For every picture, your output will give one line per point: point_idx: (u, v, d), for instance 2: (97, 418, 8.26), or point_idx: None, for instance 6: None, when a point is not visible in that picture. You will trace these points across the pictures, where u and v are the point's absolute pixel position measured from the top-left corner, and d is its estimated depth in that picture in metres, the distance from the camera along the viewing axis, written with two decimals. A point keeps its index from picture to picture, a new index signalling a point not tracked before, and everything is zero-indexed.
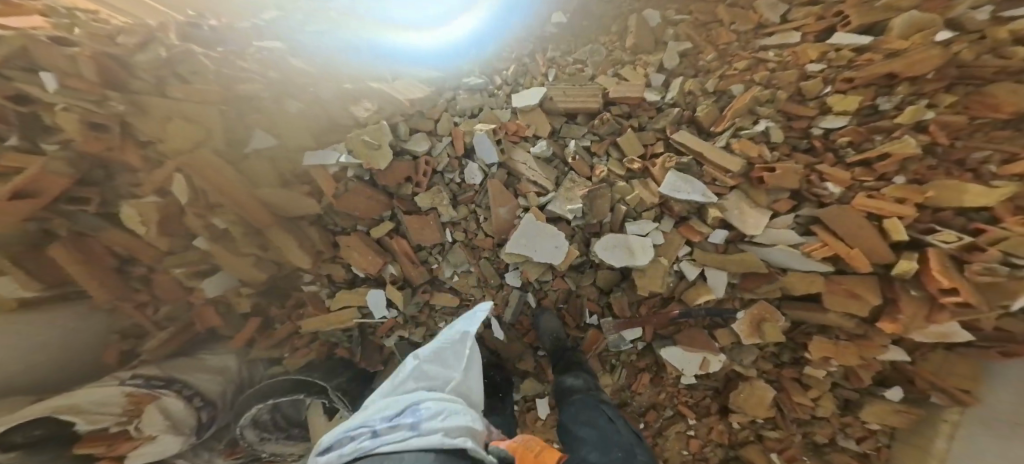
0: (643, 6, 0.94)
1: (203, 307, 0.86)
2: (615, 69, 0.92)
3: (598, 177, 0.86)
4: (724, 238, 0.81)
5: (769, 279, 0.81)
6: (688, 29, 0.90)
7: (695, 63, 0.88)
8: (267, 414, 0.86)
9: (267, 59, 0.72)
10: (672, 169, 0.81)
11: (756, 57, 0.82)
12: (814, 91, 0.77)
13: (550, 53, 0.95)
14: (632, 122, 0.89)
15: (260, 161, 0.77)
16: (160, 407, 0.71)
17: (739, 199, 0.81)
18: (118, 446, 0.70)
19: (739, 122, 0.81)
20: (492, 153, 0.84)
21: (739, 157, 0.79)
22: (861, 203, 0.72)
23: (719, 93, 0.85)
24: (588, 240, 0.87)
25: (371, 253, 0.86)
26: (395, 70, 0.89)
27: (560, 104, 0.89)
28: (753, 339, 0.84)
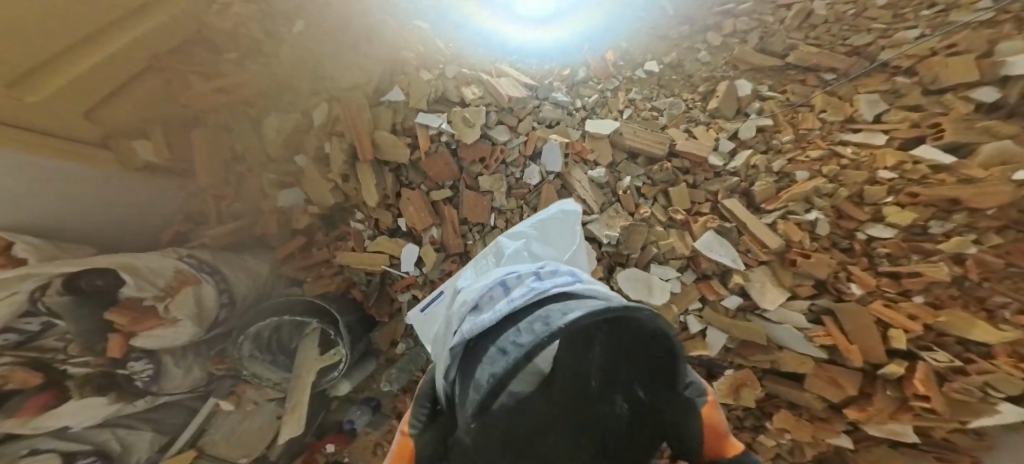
0: (738, 75, 1.06)
1: (269, 214, 0.98)
2: (687, 125, 1.02)
3: (640, 215, 0.94)
4: (738, 304, 0.87)
5: (765, 351, 0.87)
6: (774, 107, 1.00)
7: (770, 140, 0.97)
8: (267, 331, 0.87)
9: (424, 45, 0.96)
10: (713, 229, 0.90)
11: (831, 149, 0.90)
12: (877, 196, 0.83)
13: (633, 94, 1.06)
14: (687, 178, 0.97)
15: (387, 110, 0.92)
16: (196, 293, 0.79)
17: (764, 274, 0.87)
18: (143, 321, 0.72)
19: (791, 206, 0.88)
20: (556, 163, 0.95)
21: (780, 237, 0.86)
22: (877, 308, 0.78)
23: (782, 175, 0.92)
24: (612, 268, 0.94)
25: (424, 212, 0.95)
26: (489, 53, 1.06)
27: (627, 141, 0.99)
28: (727, 399, 0.88)
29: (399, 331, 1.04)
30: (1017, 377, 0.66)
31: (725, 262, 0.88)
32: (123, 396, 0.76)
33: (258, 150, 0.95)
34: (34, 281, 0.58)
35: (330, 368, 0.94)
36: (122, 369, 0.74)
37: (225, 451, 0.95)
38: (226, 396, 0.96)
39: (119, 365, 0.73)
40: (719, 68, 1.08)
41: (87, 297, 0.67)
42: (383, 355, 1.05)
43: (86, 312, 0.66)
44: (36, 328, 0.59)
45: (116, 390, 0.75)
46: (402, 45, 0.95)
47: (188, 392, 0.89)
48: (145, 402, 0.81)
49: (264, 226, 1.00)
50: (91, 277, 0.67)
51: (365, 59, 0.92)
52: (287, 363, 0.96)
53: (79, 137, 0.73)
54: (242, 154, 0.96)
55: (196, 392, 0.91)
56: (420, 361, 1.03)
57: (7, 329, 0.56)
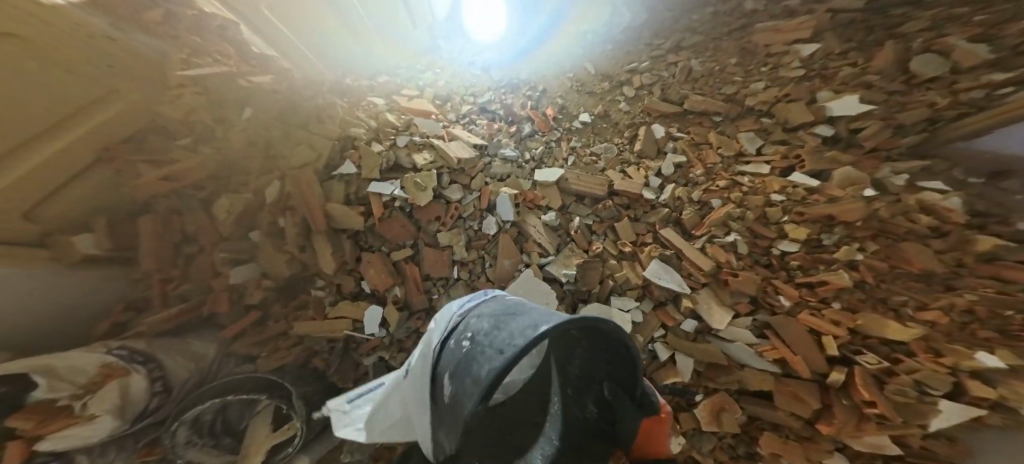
0: (653, 121, 1.22)
1: (219, 292, 0.94)
2: (622, 166, 1.13)
3: (593, 252, 1.02)
4: (694, 327, 0.92)
5: (727, 371, 0.87)
6: (684, 145, 1.15)
7: (688, 175, 1.10)
8: (209, 413, 0.81)
9: (373, 114, 1.04)
10: (656, 258, 0.99)
11: (733, 180, 1.04)
12: (776, 215, 0.95)
13: (574, 143, 1.17)
14: (630, 212, 1.07)
15: (338, 182, 0.95)
16: (121, 384, 0.67)
17: (709, 295, 0.94)
18: (48, 423, 0.57)
19: (713, 231, 0.99)
20: (510, 213, 1.00)
21: (709, 258, 0.96)
22: (805, 318, 0.84)
23: (702, 204, 1.04)
24: (576, 305, 1.00)
25: (384, 272, 0.96)
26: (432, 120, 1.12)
27: (574, 185, 1.08)
28: (712, 427, 0.82)
29: None
30: (943, 373, 0.68)
31: (673, 288, 0.95)
32: None
33: (208, 228, 0.92)
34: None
35: (284, 444, 0.83)
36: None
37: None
38: None
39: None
40: (636, 115, 1.24)
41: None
42: None
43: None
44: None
45: None
46: (351, 123, 1.02)
47: None
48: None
49: (212, 305, 0.94)
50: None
51: (317, 137, 0.98)
52: (231, 444, 0.82)
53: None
54: (194, 229, 0.92)
55: None
56: None
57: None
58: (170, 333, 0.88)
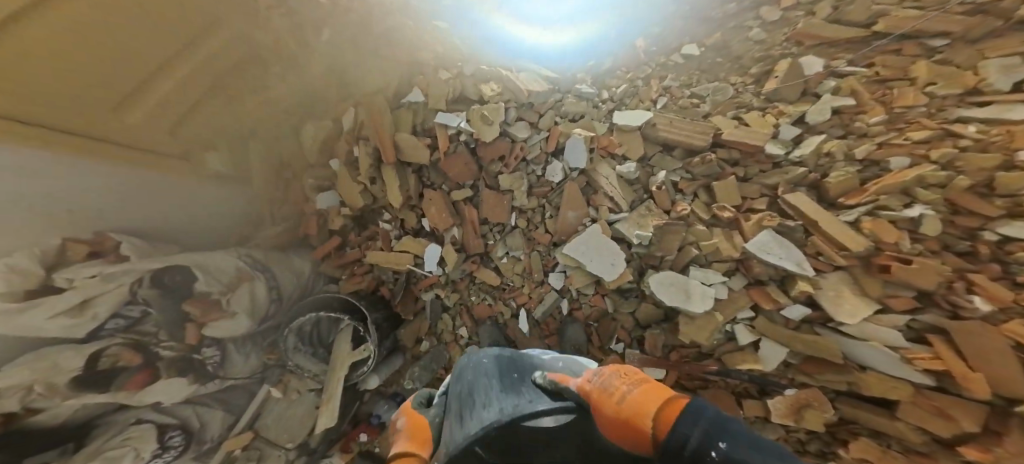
0: (803, 51, 0.88)
1: (311, 216, 1.05)
2: (736, 111, 0.90)
3: (676, 213, 0.86)
4: (802, 315, 0.78)
5: (840, 370, 0.76)
6: (856, 82, 0.82)
7: (852, 123, 0.81)
8: (309, 326, 0.95)
9: (441, 38, 0.97)
10: (770, 228, 0.80)
11: (945, 128, 0.73)
12: (1017, 184, 0.65)
13: (667, 81, 0.96)
14: (736, 170, 0.87)
15: (407, 111, 0.94)
16: (250, 291, 0.86)
17: (840, 279, 0.76)
18: (209, 314, 0.77)
19: (884, 200, 0.74)
20: (580, 159, 0.89)
21: (868, 239, 0.74)
22: (1012, 329, 0.63)
23: (868, 164, 0.78)
24: (643, 271, 0.89)
25: (445, 213, 0.95)
26: (492, 56, 1.00)
27: (662, 132, 0.89)
28: (787, 420, 0.80)
29: (424, 329, 1.05)
30: None
31: (788, 267, 0.78)
32: (199, 378, 0.78)
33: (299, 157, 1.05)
34: (128, 276, 0.65)
35: (361, 363, 0.95)
36: (197, 355, 0.78)
37: (275, 435, 0.92)
38: (276, 383, 0.96)
39: (195, 351, 0.77)
40: (775, 46, 0.90)
41: (166, 290, 0.72)
42: (409, 352, 1.06)
43: (168, 303, 0.72)
44: (137, 315, 0.67)
45: (193, 372, 0.77)
46: (422, 46, 0.96)
47: (248, 376, 0.90)
48: (215, 385, 0.83)
49: (305, 228, 1.07)
50: (161, 275, 0.71)
51: (388, 63, 0.97)
52: (325, 355, 0.99)
53: (157, 145, 0.77)
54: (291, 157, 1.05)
55: (255, 377, 0.92)
56: (443, 359, 1.02)
57: (115, 314, 0.64)
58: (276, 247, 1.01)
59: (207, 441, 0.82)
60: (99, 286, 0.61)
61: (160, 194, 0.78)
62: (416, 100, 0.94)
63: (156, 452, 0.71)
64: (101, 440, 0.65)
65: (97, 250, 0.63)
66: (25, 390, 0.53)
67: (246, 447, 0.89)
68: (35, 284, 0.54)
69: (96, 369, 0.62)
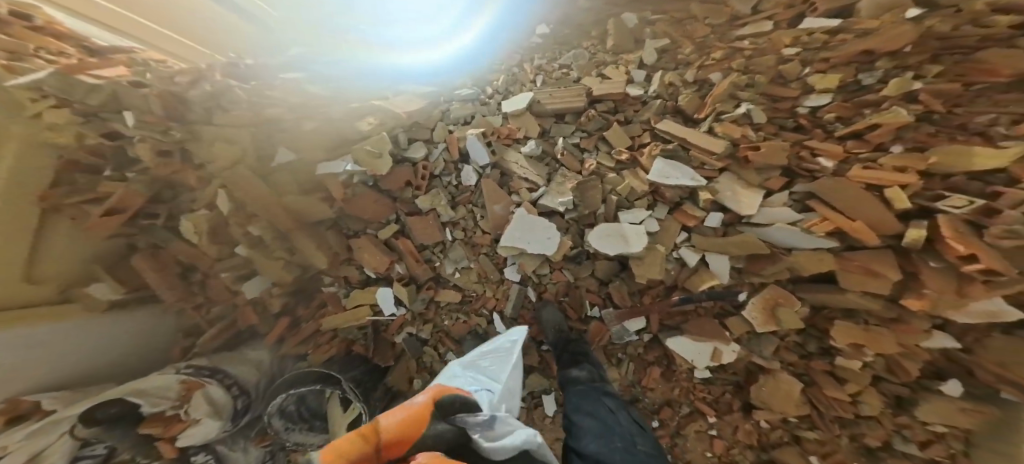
0: (620, 11, 1.06)
1: (245, 308, 0.93)
2: (597, 70, 1.00)
3: (588, 170, 0.93)
4: (721, 220, 0.87)
5: (774, 260, 0.85)
6: (665, 27, 1.00)
7: (676, 57, 0.97)
8: (292, 404, 0.82)
9: (293, 88, 0.89)
10: (659, 156, 0.89)
11: (733, 47, 0.92)
12: (794, 72, 0.85)
13: (537, 61, 1.03)
14: (618, 117, 0.96)
15: (284, 173, 0.88)
16: (207, 395, 0.74)
17: (729, 180, 0.88)
18: (172, 426, 0.71)
19: (720, 107, 0.89)
20: (483, 155, 0.92)
21: (721, 139, 0.87)
22: (860, 175, 0.75)
23: (700, 83, 0.93)
24: (583, 233, 0.93)
25: (379, 252, 0.92)
26: (381, 91, 1.01)
27: (547, 106, 0.96)
28: (771, 327, 0.88)
29: (412, 368, 0.99)
30: None
31: (686, 184, 0.87)
32: None
33: (196, 252, 0.89)
34: (64, 422, 0.63)
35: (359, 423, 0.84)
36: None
37: None
38: None
39: (183, 462, 0.74)
40: (598, 12, 1.07)
41: (111, 423, 0.68)
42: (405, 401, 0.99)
43: (123, 430, 0.70)
44: (103, 451, 0.68)
45: None
46: (268, 102, 0.86)
47: None
48: None
49: (242, 321, 0.93)
50: (101, 410, 0.66)
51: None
52: (323, 425, 0.86)
53: (22, 301, 0.71)
54: (188, 259, 0.90)
55: None
56: None
57: (76, 459, 0.64)
58: (223, 348, 0.92)
59: None
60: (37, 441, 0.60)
61: (70, 340, 0.75)
62: (277, 159, 0.88)
63: None
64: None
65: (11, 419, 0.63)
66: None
67: None
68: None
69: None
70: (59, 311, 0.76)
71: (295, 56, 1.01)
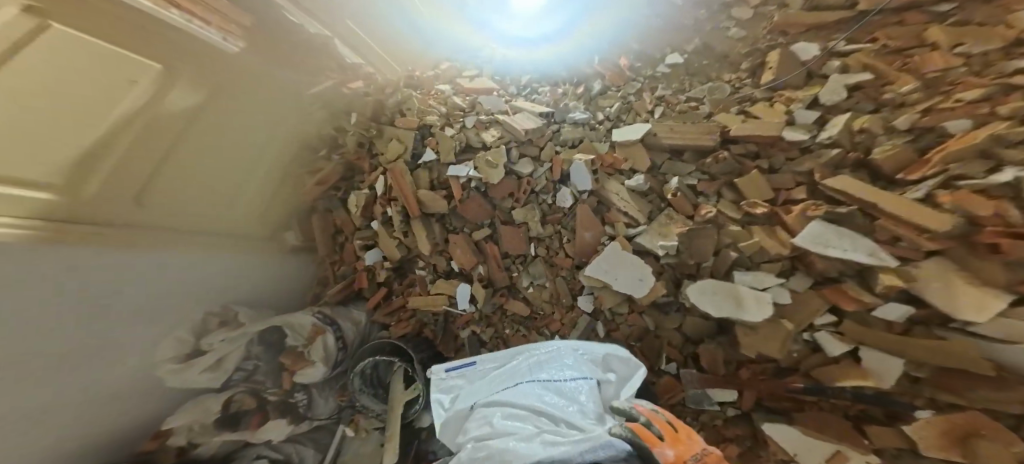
0: (791, 40, 0.91)
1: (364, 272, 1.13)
2: (740, 106, 0.89)
3: (701, 217, 0.82)
4: (906, 315, 0.65)
5: (997, 386, 0.59)
6: (861, 58, 0.82)
7: (879, 96, 0.77)
8: (369, 368, 1.01)
9: (443, 95, 1.12)
10: (818, 218, 0.73)
11: (1001, 83, 0.66)
12: None
13: (659, 91, 0.98)
14: (759, 163, 0.83)
15: (423, 171, 1.02)
16: (324, 341, 0.97)
17: (940, 266, 0.64)
18: (298, 363, 0.95)
19: (955, 169, 0.65)
20: (586, 181, 0.91)
21: (954, 214, 0.62)
22: None
23: (919, 133, 0.71)
24: (679, 282, 0.85)
25: (468, 251, 1.01)
26: (502, 79, 1.18)
27: (665, 140, 0.89)
28: (949, 457, 0.61)
29: None
30: None
31: (860, 259, 0.68)
32: (294, 419, 0.96)
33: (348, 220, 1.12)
34: (243, 338, 0.90)
35: (413, 401, 0.96)
36: (292, 398, 0.96)
37: None
38: (349, 422, 1.02)
39: (290, 395, 0.96)
40: (760, 39, 0.94)
41: (268, 346, 0.96)
42: None
43: (269, 355, 0.96)
44: (251, 367, 0.92)
45: (291, 414, 0.96)
46: (427, 111, 1.06)
47: (327, 417, 1.00)
48: (306, 425, 0.98)
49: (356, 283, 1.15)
50: (264, 335, 0.95)
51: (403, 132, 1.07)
52: (383, 396, 1.02)
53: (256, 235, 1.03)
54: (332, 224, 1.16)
55: (334, 417, 1.01)
56: None
57: (239, 367, 0.90)
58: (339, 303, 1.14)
59: None
60: (227, 345, 0.87)
61: (270, 271, 1.07)
62: (428, 160, 1.02)
63: None
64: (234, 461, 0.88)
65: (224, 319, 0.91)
66: (189, 428, 0.83)
67: None
68: (188, 348, 0.83)
69: (228, 411, 0.88)
70: (274, 246, 1.09)
71: (438, 69, 1.24)
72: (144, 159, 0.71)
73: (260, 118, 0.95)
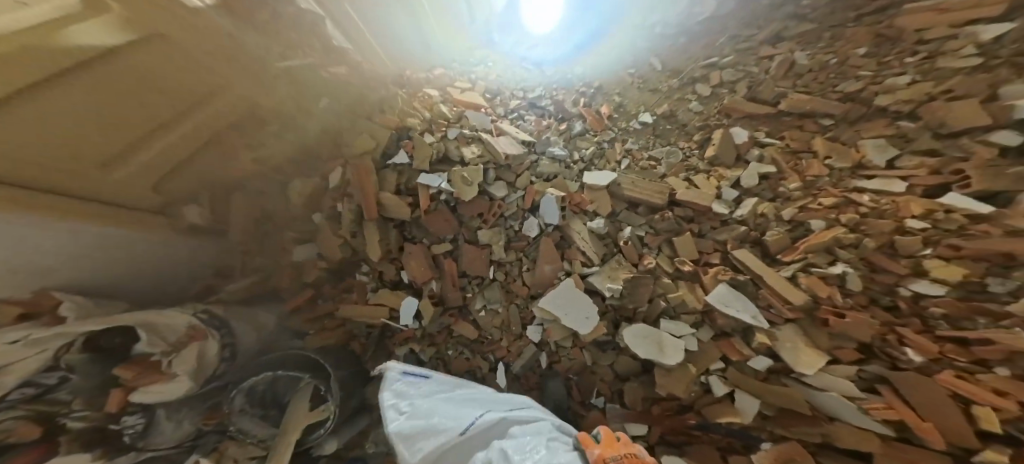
0: (732, 123, 1.12)
1: (286, 267, 0.99)
2: (687, 173, 1.05)
3: (644, 266, 0.93)
4: (766, 366, 0.81)
5: (810, 422, 0.75)
6: (775, 153, 1.03)
7: (776, 187, 0.98)
8: (262, 384, 0.83)
9: (435, 96, 1.13)
10: (726, 282, 0.88)
11: (847, 197, 0.90)
12: (913, 248, 0.80)
13: (629, 145, 1.13)
14: (692, 226, 0.98)
15: (392, 172, 0.96)
16: (201, 349, 0.73)
17: (795, 333, 0.82)
18: (143, 376, 0.64)
19: (811, 258, 0.86)
20: (553, 215, 0.96)
21: (804, 293, 0.83)
22: (948, 380, 0.68)
23: (796, 224, 0.91)
24: (618, 323, 0.92)
25: (426, 265, 0.96)
26: (493, 98, 1.25)
27: (625, 190, 1.01)
28: None
29: None
30: None
31: (745, 320, 0.84)
32: (113, 451, 0.64)
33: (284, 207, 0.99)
34: (59, 339, 0.54)
35: (319, 423, 0.82)
36: (114, 424, 0.64)
37: None
38: (208, 452, 0.75)
39: (112, 420, 0.64)
40: (712, 116, 1.15)
41: (103, 353, 0.64)
42: (375, 413, 0.97)
43: (101, 367, 0.62)
44: (52, 381, 0.55)
45: (102, 447, 0.63)
46: (409, 113, 1.03)
47: (174, 446, 0.73)
48: (130, 460, 0.65)
49: (277, 280, 0.99)
50: (95, 335, 0.62)
51: (378, 126, 0.99)
52: (276, 418, 0.84)
53: (132, 203, 0.70)
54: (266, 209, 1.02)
55: (183, 445, 0.74)
56: None
57: (28, 381, 0.52)
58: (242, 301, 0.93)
59: None
60: (29, 348, 0.50)
61: (129, 254, 0.73)
62: (398, 162, 0.96)
63: None
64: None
65: (29, 311, 0.53)
66: None
67: None
68: None
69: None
70: (154, 222, 0.77)
71: (430, 75, 1.29)
72: (63, 97, 0.48)
73: (242, 82, 0.74)
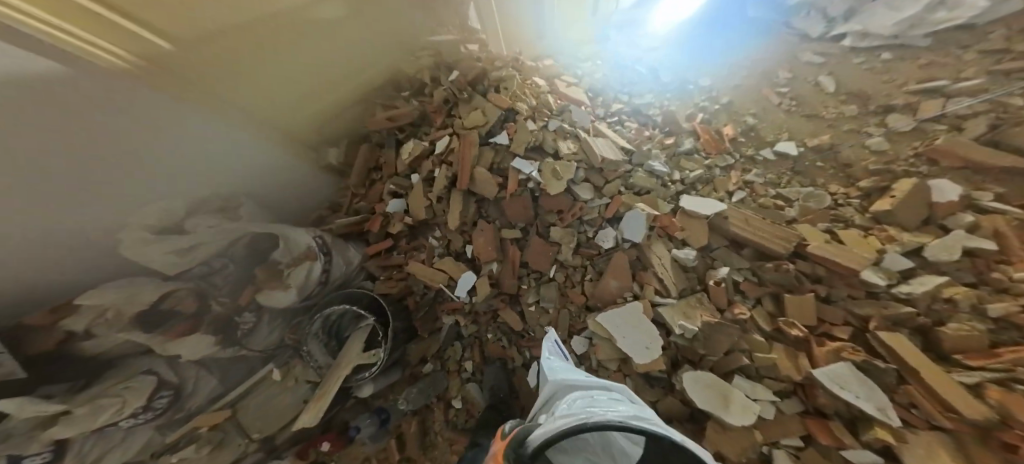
0: (926, 176, 0.85)
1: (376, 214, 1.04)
2: (829, 223, 0.87)
3: (731, 315, 0.79)
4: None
5: None
6: (994, 224, 0.75)
7: (982, 270, 0.73)
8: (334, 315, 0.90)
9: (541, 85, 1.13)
10: (851, 361, 0.70)
11: None
12: None
13: (750, 176, 0.99)
14: (818, 288, 0.80)
15: (490, 150, 0.97)
16: (309, 269, 0.81)
17: (938, 447, 0.62)
18: (270, 281, 0.78)
19: (1020, 373, 0.61)
20: (637, 233, 0.89)
21: (987, 407, 0.60)
22: None
23: (1000, 325, 0.67)
24: (677, 363, 0.80)
25: (491, 246, 0.96)
26: (594, 97, 1.21)
27: (733, 227, 0.87)
28: None
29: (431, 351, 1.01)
30: None
31: (865, 408, 0.66)
32: (223, 340, 0.74)
33: None
34: (233, 233, 0.73)
35: (366, 367, 0.89)
36: (237, 317, 0.76)
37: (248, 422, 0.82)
38: (282, 365, 0.88)
39: (236, 313, 0.75)
40: (898, 160, 0.90)
41: (249, 253, 0.78)
42: (407, 369, 1.01)
43: (243, 263, 0.77)
44: (216, 266, 0.72)
45: (223, 335, 0.74)
46: (518, 96, 1.02)
47: (259, 351, 0.82)
48: (230, 352, 0.76)
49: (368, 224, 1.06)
50: (255, 241, 0.78)
51: (490, 104, 1.01)
52: (335, 350, 0.92)
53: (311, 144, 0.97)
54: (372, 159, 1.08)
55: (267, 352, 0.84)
56: (438, 388, 0.99)
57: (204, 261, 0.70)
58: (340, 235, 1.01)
59: (186, 409, 0.71)
60: (212, 234, 0.69)
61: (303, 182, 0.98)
62: (501, 143, 0.97)
63: (140, 411, 0.61)
64: (110, 382, 0.59)
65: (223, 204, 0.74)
66: (98, 313, 0.56)
67: (214, 427, 0.78)
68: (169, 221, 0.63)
69: (159, 307, 0.63)
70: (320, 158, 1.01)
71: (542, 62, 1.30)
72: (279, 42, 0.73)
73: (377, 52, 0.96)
